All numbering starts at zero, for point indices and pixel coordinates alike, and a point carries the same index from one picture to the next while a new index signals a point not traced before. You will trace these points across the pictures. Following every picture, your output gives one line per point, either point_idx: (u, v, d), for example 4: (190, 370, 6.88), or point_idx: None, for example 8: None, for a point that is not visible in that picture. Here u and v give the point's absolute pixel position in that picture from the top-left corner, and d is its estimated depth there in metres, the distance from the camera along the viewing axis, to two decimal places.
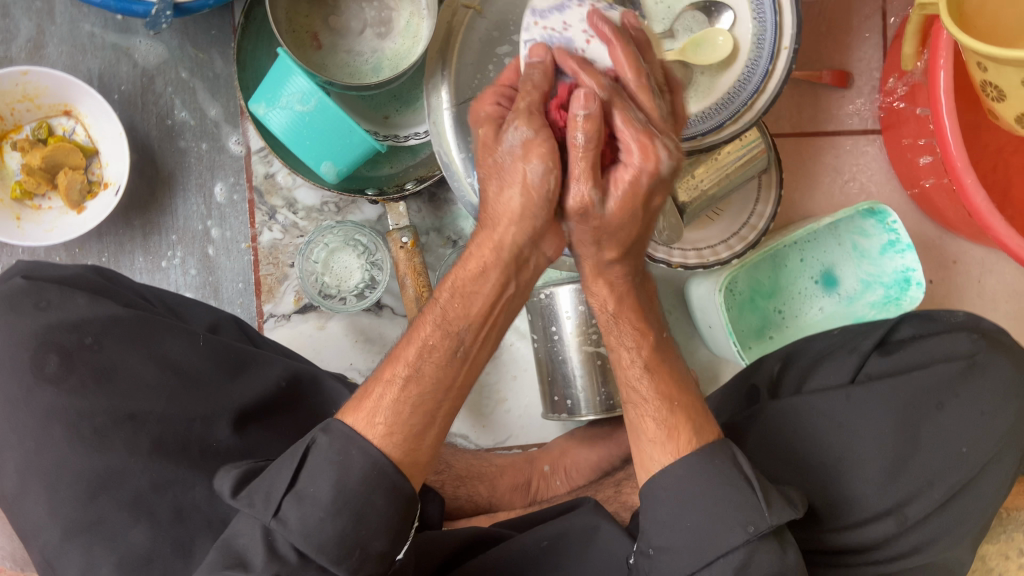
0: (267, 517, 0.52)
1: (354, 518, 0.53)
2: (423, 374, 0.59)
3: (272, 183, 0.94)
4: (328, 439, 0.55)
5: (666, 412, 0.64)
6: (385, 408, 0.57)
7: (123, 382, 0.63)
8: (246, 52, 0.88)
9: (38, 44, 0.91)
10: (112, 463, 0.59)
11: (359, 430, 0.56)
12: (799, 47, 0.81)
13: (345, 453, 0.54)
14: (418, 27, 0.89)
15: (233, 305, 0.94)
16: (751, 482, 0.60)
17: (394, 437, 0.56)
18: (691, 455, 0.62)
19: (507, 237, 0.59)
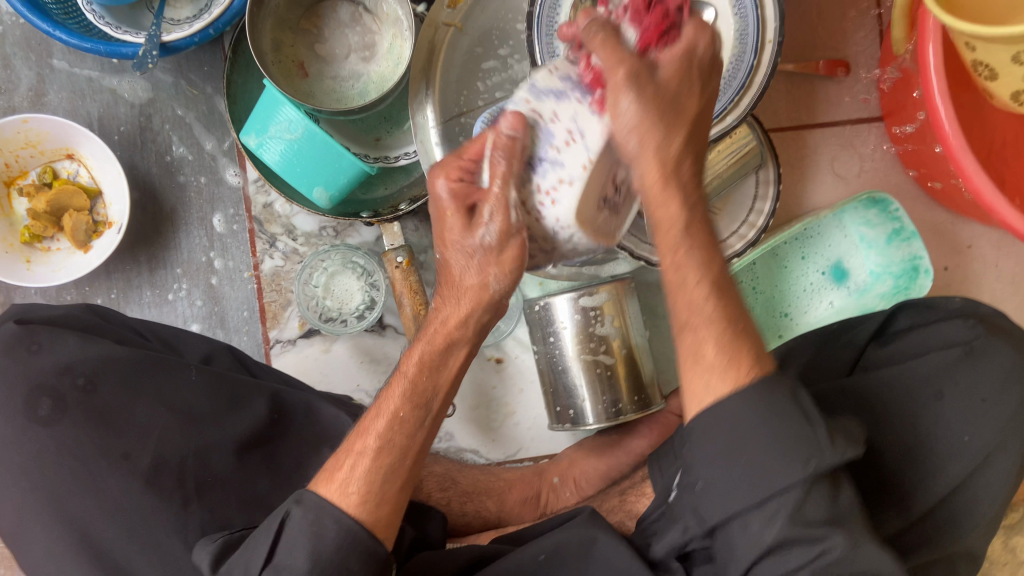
0: None
1: None
2: (393, 445, 0.58)
3: (271, 212, 0.96)
4: (301, 512, 0.55)
5: (728, 335, 0.54)
6: (357, 477, 0.57)
7: (115, 423, 0.64)
8: (235, 86, 0.90)
9: (39, 91, 0.94)
10: (107, 501, 0.61)
11: (331, 498, 0.56)
12: (783, 39, 0.80)
13: (318, 524, 0.55)
14: (401, 47, 0.89)
15: (239, 333, 0.96)
16: (814, 418, 0.52)
17: (367, 496, 0.56)
18: (740, 392, 0.52)
19: (472, 314, 0.59)
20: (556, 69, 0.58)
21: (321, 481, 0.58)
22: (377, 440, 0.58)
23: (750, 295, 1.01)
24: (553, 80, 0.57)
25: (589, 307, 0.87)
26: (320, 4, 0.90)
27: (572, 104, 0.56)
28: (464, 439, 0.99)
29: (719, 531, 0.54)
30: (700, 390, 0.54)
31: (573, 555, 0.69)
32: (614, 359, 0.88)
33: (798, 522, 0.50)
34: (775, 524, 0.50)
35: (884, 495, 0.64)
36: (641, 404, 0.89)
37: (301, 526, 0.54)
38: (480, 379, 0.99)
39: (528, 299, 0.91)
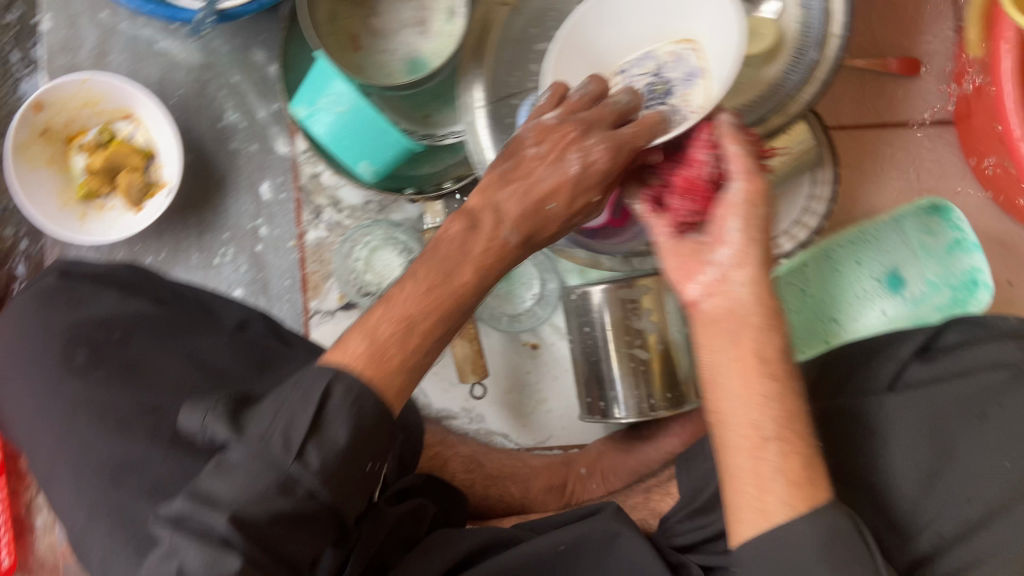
0: (284, 460, 0.49)
1: (358, 460, 0.52)
2: (407, 315, 0.56)
3: (318, 183, 0.97)
4: (342, 389, 0.52)
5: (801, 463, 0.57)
6: (381, 342, 0.55)
7: (145, 376, 0.66)
8: (289, 56, 0.90)
9: (101, 52, 0.96)
10: (132, 454, 0.61)
11: (358, 369, 0.53)
12: (849, 34, 0.76)
13: (360, 399, 0.52)
14: (455, 25, 0.89)
15: (281, 301, 0.97)
16: (874, 552, 0.56)
17: (389, 377, 0.54)
18: (809, 514, 0.55)
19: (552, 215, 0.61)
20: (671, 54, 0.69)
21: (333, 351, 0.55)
22: (401, 320, 0.56)
23: (797, 298, 0.97)
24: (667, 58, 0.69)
25: (628, 299, 0.85)
26: None
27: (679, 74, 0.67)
28: (495, 422, 0.99)
29: None
30: (769, 510, 0.56)
31: (593, 547, 0.69)
32: (650, 355, 0.86)
33: None
34: None
35: (920, 525, 0.63)
36: (674, 401, 0.86)
37: (342, 402, 0.51)
38: (514, 364, 0.99)
39: (568, 286, 0.90)
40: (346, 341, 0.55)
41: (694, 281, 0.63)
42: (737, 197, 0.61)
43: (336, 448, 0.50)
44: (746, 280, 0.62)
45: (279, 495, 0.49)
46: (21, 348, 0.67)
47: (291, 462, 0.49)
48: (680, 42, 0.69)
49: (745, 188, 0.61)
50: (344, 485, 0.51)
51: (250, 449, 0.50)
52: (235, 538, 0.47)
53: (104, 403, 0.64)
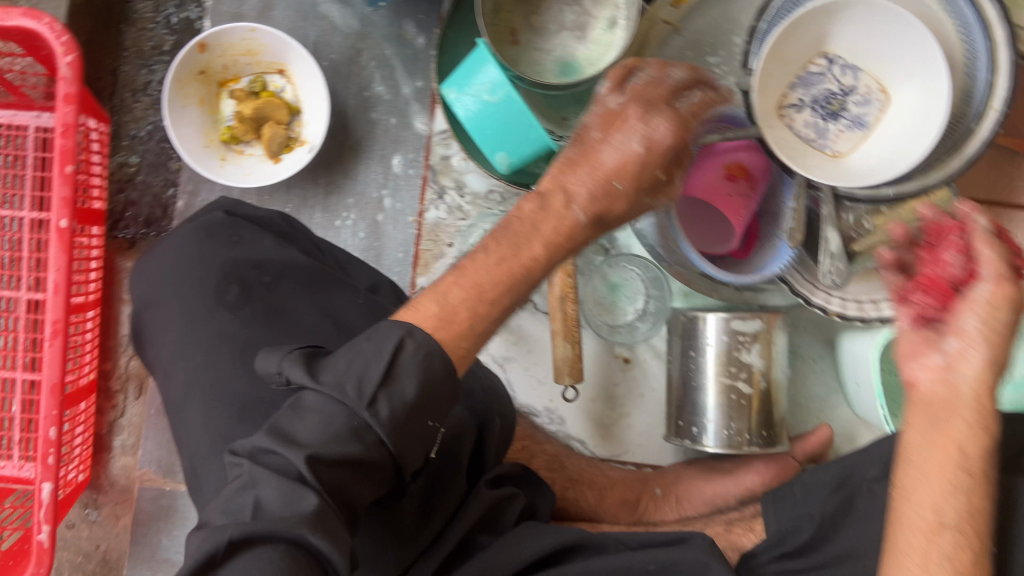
0: (357, 406, 0.49)
1: (421, 417, 0.51)
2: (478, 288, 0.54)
3: (447, 165, 0.99)
4: (412, 347, 0.51)
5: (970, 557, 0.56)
6: (445, 310, 0.53)
7: (286, 320, 0.68)
8: (448, 39, 0.93)
9: (268, 6, 1.00)
10: (267, 395, 0.64)
11: (435, 337, 0.53)
12: (1009, 110, 0.74)
13: (429, 359, 0.52)
14: (614, 34, 0.90)
15: (391, 272, 0.99)
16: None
17: (460, 341, 0.54)
18: None
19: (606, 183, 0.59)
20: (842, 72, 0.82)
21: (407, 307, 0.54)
22: (470, 288, 0.55)
23: None
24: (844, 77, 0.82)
25: (738, 331, 0.86)
26: None
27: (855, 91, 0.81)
28: (575, 427, 1.00)
29: None
30: None
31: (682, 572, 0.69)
32: (751, 390, 0.87)
33: None
34: None
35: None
36: (766, 440, 0.87)
37: (414, 357, 0.51)
38: (604, 374, 0.99)
39: (677, 309, 0.92)
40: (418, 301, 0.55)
41: (919, 366, 0.61)
42: (982, 295, 0.58)
43: (404, 400, 0.50)
44: (973, 377, 0.59)
45: (348, 439, 0.49)
46: (178, 274, 0.71)
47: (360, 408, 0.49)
48: (876, 83, 0.81)
49: (994, 292, 0.58)
50: (410, 435, 0.51)
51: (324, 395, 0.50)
52: (310, 478, 0.48)
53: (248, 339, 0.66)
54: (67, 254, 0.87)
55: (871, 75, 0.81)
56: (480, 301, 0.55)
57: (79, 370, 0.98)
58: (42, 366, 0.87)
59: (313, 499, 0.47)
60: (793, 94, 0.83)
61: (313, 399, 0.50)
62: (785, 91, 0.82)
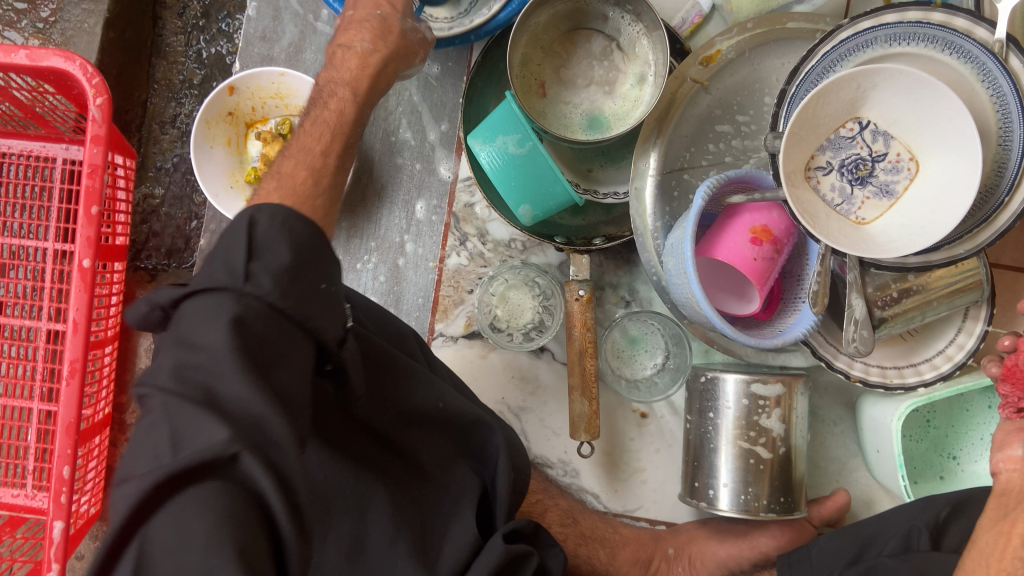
0: (236, 282, 0.47)
1: (306, 276, 0.49)
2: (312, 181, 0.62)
3: (470, 213, 0.99)
4: (265, 220, 0.49)
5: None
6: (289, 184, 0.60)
7: None
8: (474, 89, 0.92)
9: (298, 48, 1.00)
10: None
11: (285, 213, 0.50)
12: None
13: (286, 219, 0.49)
14: (643, 91, 0.90)
15: (409, 317, 0.99)
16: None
17: (325, 208, 0.62)
18: None
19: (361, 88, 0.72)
20: (874, 132, 0.81)
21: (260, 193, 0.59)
22: (307, 172, 0.63)
23: (920, 428, 0.96)
24: (874, 138, 0.81)
25: (759, 395, 0.85)
26: (578, 31, 0.92)
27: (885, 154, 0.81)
28: (588, 480, 0.99)
29: None
30: None
31: None
32: (769, 455, 0.85)
33: None
34: None
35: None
36: (784, 507, 0.85)
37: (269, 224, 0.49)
38: (621, 428, 0.99)
39: (696, 367, 0.90)
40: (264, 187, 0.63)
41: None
42: None
43: (280, 263, 0.48)
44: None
45: (257, 328, 0.47)
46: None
47: (241, 286, 0.47)
48: (907, 151, 0.80)
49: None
50: (304, 301, 0.49)
51: (209, 291, 0.48)
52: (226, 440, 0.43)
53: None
54: (88, 293, 0.87)
55: (902, 142, 0.80)
56: (320, 177, 0.64)
57: (94, 405, 0.98)
58: (59, 404, 0.87)
59: (224, 429, 0.43)
60: (822, 156, 0.82)
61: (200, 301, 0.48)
62: (813, 154, 0.82)
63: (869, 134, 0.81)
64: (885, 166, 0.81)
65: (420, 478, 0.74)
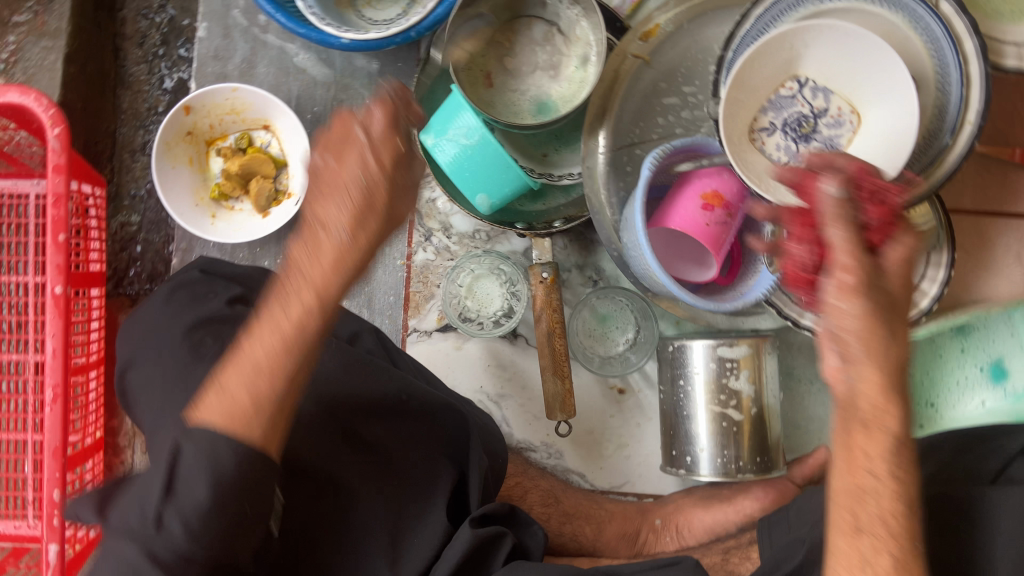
0: (150, 533, 0.53)
1: (235, 517, 0.54)
2: (265, 364, 0.57)
3: (433, 208, 1.01)
4: (192, 445, 0.54)
5: (906, 554, 0.52)
6: (242, 382, 0.56)
7: None
8: (423, 87, 0.94)
9: (250, 64, 1.02)
10: None
11: (222, 429, 0.55)
12: (985, 123, 0.74)
13: (213, 447, 0.54)
14: (587, 72, 0.92)
15: (382, 315, 1.02)
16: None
17: (249, 421, 0.55)
18: None
19: (351, 258, 0.59)
20: (816, 88, 0.81)
21: (199, 405, 0.56)
22: (245, 376, 0.56)
23: None
24: (816, 95, 0.81)
25: (726, 358, 0.86)
26: (518, 20, 0.94)
27: (828, 110, 0.81)
28: (573, 460, 1.00)
29: None
30: None
31: None
32: (742, 416, 0.86)
33: None
34: None
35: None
36: (761, 466, 0.86)
37: (193, 456, 0.53)
38: (600, 406, 1.00)
39: (665, 337, 0.91)
40: (208, 396, 0.57)
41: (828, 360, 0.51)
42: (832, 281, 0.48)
43: (194, 506, 0.53)
44: (865, 378, 0.49)
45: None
46: (151, 332, 0.73)
47: (156, 538, 0.53)
48: (848, 104, 0.80)
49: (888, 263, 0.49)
50: (228, 532, 0.54)
51: (128, 544, 0.54)
52: None
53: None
54: (63, 319, 0.89)
55: (842, 96, 0.80)
56: (259, 375, 0.57)
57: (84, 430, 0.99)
58: (44, 430, 0.89)
59: None
60: (765, 118, 0.81)
61: (125, 542, 0.54)
62: (756, 116, 0.81)
63: (811, 91, 0.81)
64: (829, 121, 0.81)
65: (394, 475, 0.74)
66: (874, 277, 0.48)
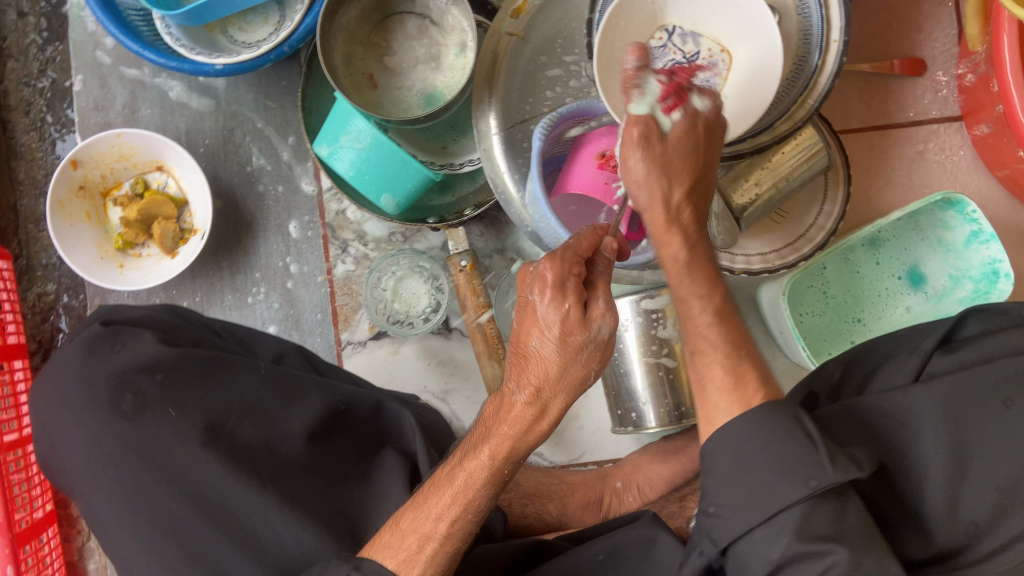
0: None
1: None
2: (447, 526, 0.61)
3: (343, 219, 1.00)
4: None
5: (733, 360, 0.61)
6: (422, 550, 0.61)
7: (185, 404, 0.69)
8: (310, 99, 0.94)
9: (133, 108, 1.02)
10: (206, 485, 0.66)
11: (392, 569, 0.61)
12: (849, 38, 0.77)
13: None
14: (466, 58, 0.92)
15: (313, 334, 1.00)
16: (817, 441, 0.57)
17: (412, 566, 0.61)
18: (751, 411, 0.58)
19: (552, 403, 0.59)
20: (682, 32, 0.82)
21: (375, 543, 0.63)
22: (420, 531, 0.61)
23: (818, 302, 0.98)
24: (683, 39, 0.82)
25: (651, 309, 0.87)
26: (390, 19, 0.95)
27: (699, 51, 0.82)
28: None
29: (730, 554, 0.57)
30: (712, 412, 0.60)
31: (630, 554, 0.70)
32: (676, 363, 0.88)
33: (805, 534, 0.53)
34: (782, 540, 0.54)
35: (947, 524, 0.62)
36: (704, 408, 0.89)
37: None
38: None
39: None
40: (383, 538, 0.63)
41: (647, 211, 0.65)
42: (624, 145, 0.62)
43: None
44: (651, 213, 0.63)
45: None
46: (68, 397, 0.71)
47: None
48: (717, 44, 0.82)
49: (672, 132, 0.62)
50: None
51: None
52: None
53: (153, 453, 0.67)
54: None
55: (710, 38, 0.82)
56: (427, 540, 0.61)
57: (30, 503, 0.97)
58: None
59: None
60: None
61: None
62: None
63: (678, 36, 0.82)
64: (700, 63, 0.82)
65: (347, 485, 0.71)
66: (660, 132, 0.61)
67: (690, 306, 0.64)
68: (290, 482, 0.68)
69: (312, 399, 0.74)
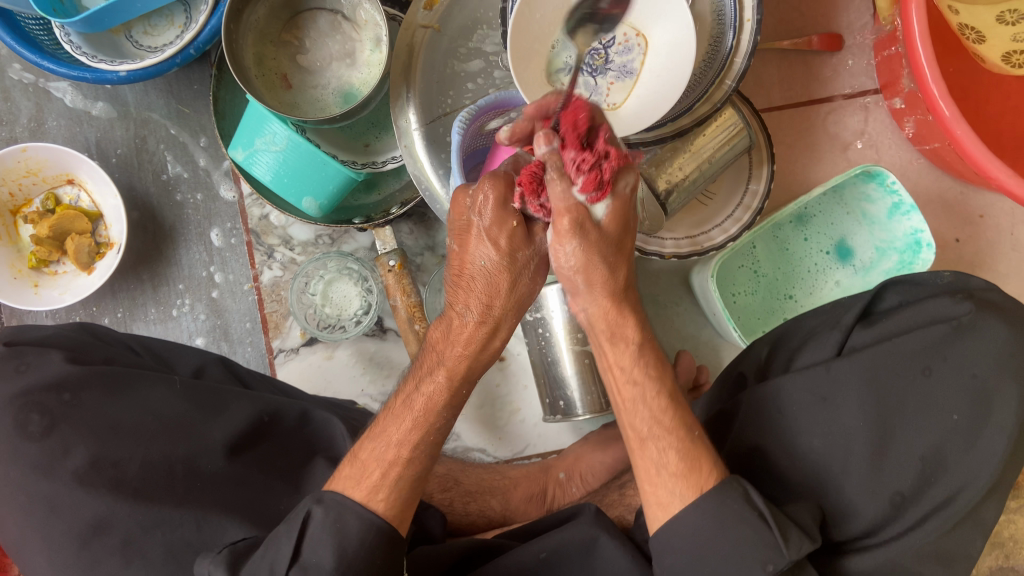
0: None
1: None
2: (395, 461, 0.61)
3: (267, 224, 0.97)
4: (324, 511, 0.58)
5: (686, 445, 0.60)
6: (387, 483, 0.60)
7: (94, 425, 0.67)
8: (222, 102, 0.91)
9: (39, 121, 0.98)
10: (114, 510, 0.62)
11: (354, 498, 0.59)
12: (762, 17, 0.77)
13: (341, 522, 0.57)
14: (382, 52, 0.90)
15: (243, 343, 0.98)
16: (767, 518, 0.56)
17: (377, 494, 0.60)
18: (701, 497, 0.57)
19: (499, 320, 0.62)
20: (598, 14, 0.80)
21: (337, 477, 0.62)
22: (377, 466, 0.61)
23: (749, 280, 0.98)
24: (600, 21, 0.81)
25: None
26: (300, 16, 0.92)
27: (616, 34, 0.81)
28: (471, 438, 1.00)
29: None
30: (665, 501, 0.58)
31: (570, 554, 0.70)
32: None
33: None
34: None
35: (869, 499, 0.62)
36: None
37: (322, 528, 0.57)
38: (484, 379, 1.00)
39: None
40: (340, 474, 0.62)
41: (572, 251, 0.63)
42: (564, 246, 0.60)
43: None
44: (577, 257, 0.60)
45: None
46: None
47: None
48: (632, 28, 0.80)
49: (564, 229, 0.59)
50: None
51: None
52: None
53: (60, 474, 0.64)
54: None
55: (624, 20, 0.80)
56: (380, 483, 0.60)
57: None
58: None
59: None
60: (558, 57, 0.79)
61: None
62: (550, 57, 0.79)
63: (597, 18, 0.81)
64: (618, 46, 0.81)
65: (277, 493, 0.69)
66: (587, 220, 0.58)
67: (639, 391, 0.62)
68: (212, 494, 0.66)
69: (236, 410, 0.72)
